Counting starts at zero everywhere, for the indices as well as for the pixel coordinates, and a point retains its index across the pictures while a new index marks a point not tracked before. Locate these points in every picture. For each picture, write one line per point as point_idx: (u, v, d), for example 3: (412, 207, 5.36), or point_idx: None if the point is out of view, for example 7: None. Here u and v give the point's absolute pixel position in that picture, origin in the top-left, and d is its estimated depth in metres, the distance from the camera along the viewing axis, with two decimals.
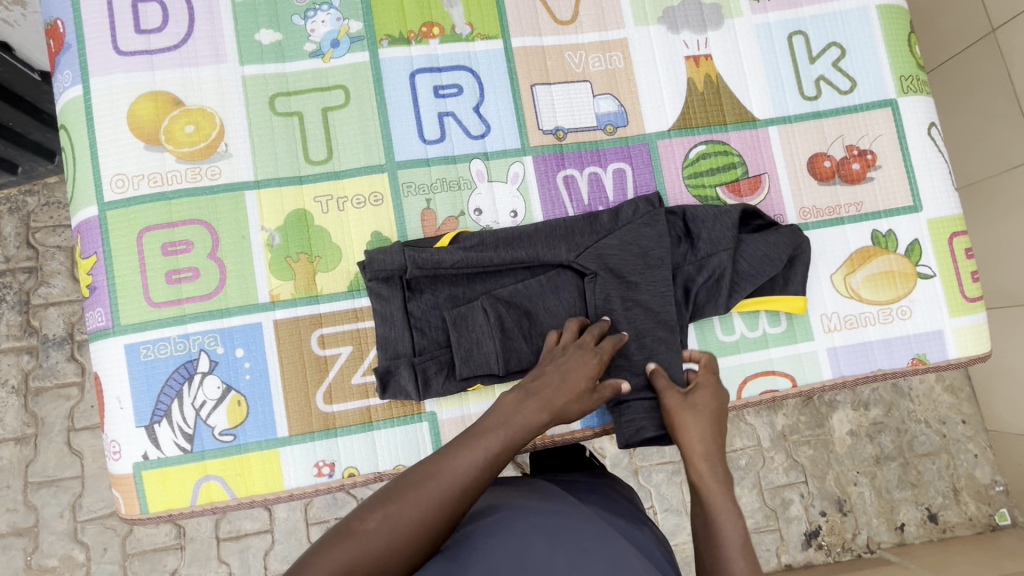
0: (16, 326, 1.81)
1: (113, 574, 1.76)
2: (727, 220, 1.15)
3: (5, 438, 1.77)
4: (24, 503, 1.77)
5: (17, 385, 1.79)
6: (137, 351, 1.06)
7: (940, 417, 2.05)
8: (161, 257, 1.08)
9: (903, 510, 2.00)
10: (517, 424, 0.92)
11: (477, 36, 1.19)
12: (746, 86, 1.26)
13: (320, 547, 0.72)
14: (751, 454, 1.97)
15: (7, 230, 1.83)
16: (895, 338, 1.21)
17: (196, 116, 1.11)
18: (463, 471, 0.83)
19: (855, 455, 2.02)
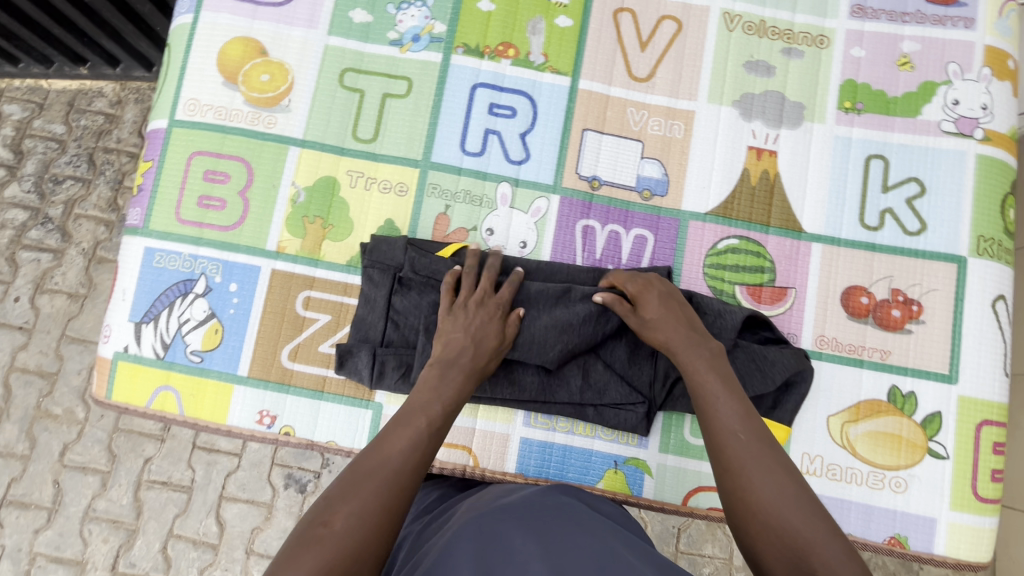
0: (104, 200, 2.01)
1: (100, 441, 1.89)
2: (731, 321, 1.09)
3: (61, 290, 1.97)
4: (54, 351, 1.94)
5: (87, 249, 1.99)
6: (152, 256, 1.17)
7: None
8: (200, 181, 1.17)
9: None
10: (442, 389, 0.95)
11: (547, 68, 1.21)
12: (804, 194, 1.19)
13: (288, 561, 0.69)
14: (718, 565, 1.82)
15: (127, 116, 2.07)
16: (879, 506, 1.09)
17: (273, 68, 1.20)
18: (404, 451, 0.84)
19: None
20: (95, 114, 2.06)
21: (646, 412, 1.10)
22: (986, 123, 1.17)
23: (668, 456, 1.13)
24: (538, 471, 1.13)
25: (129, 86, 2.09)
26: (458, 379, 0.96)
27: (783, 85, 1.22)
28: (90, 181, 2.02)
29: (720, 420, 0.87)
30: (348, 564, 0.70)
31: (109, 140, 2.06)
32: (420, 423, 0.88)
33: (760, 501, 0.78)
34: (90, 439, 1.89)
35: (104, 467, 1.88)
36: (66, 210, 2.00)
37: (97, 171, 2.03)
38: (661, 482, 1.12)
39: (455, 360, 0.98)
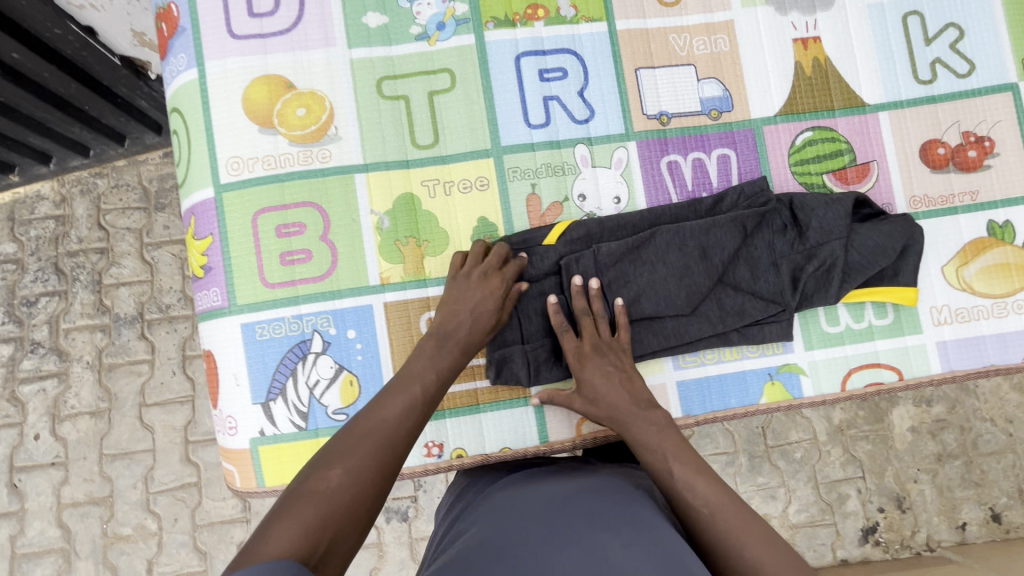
0: (89, 304, 1.85)
1: (185, 544, 1.78)
2: (838, 208, 1.12)
3: (81, 412, 1.81)
4: (99, 474, 1.79)
5: (91, 361, 1.83)
6: (253, 330, 1.10)
7: (1007, 416, 2.14)
8: (276, 239, 1.11)
9: (965, 509, 2.10)
10: (442, 361, 0.98)
11: (581, 19, 1.18)
12: (856, 69, 1.22)
13: (282, 513, 0.73)
14: (806, 447, 2.09)
15: (79, 212, 1.88)
16: (1010, 332, 1.17)
17: (307, 100, 1.12)
18: (405, 417, 0.89)
19: (916, 452, 2.12)
20: (43, 221, 1.88)
21: (787, 318, 1.13)
22: None
23: (815, 353, 1.17)
24: (703, 408, 1.15)
25: (68, 179, 1.88)
26: (452, 347, 1.00)
27: None
28: (66, 291, 1.85)
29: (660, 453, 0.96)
30: (343, 513, 0.75)
31: (69, 243, 1.87)
32: (418, 392, 0.93)
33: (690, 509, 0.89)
34: (173, 546, 1.78)
35: (197, 567, 1.77)
36: (52, 329, 1.84)
37: (69, 279, 1.85)
38: (816, 377, 1.17)
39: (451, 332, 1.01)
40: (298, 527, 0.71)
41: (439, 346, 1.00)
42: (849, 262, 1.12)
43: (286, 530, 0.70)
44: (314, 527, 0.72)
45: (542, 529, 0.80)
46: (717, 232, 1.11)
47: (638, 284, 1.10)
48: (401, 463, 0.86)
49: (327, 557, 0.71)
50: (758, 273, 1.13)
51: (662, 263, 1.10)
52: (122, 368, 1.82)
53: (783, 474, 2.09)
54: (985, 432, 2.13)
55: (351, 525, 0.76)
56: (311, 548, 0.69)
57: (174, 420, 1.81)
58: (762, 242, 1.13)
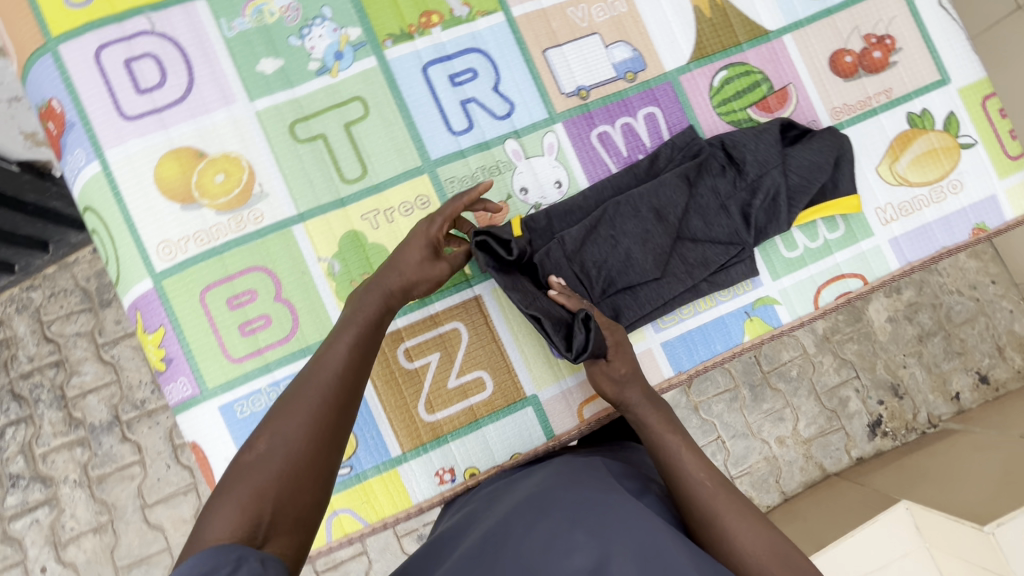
0: (59, 422, 1.75)
1: None
2: (768, 140, 1.13)
3: (82, 532, 1.72)
4: None
5: (78, 478, 1.74)
6: (233, 410, 1.06)
7: (970, 283, 2.19)
8: (229, 312, 1.06)
9: (956, 380, 2.15)
10: (370, 306, 0.94)
11: (477, 14, 1.16)
12: (751, 0, 1.24)
13: (218, 496, 0.73)
14: (799, 362, 2.11)
15: (22, 330, 1.78)
16: (951, 213, 1.22)
17: (223, 164, 1.08)
18: (333, 372, 0.85)
19: (899, 338, 2.16)
20: None
21: (748, 255, 1.15)
22: None
23: (783, 281, 1.20)
24: (692, 361, 1.18)
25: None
26: (378, 298, 0.95)
27: None
28: (31, 414, 1.75)
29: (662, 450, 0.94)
30: (280, 481, 0.75)
31: (19, 364, 1.77)
32: (344, 344, 0.89)
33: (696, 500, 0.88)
34: None
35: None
36: (28, 457, 1.74)
37: (31, 402, 1.75)
38: (789, 303, 1.20)
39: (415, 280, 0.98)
40: (238, 504, 0.72)
41: (366, 292, 0.96)
42: (791, 185, 1.13)
43: (226, 510, 0.71)
44: (250, 503, 0.72)
45: (517, 535, 0.78)
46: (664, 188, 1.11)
47: (605, 261, 1.10)
48: (341, 419, 0.82)
49: (275, 526, 0.72)
50: (711, 219, 1.13)
51: (621, 235, 1.10)
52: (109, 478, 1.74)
53: (784, 395, 2.11)
54: (954, 304, 2.19)
55: (297, 487, 0.75)
56: (250, 525, 0.70)
57: (181, 512, 1.73)
58: (706, 188, 1.13)
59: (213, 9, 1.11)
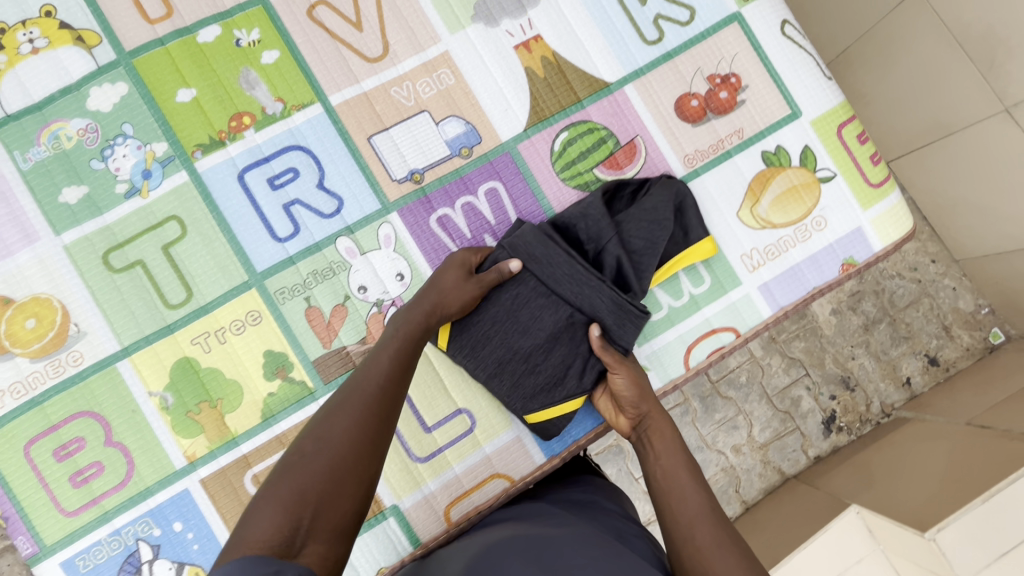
0: None
1: None
2: (595, 208, 1.09)
3: None
4: None
5: None
6: (75, 565, 1.01)
7: (910, 264, 1.90)
8: (58, 464, 1.01)
9: (905, 365, 1.87)
10: (410, 323, 0.95)
11: (292, 109, 1.10)
12: (586, 53, 1.18)
13: (260, 498, 0.72)
14: (747, 367, 1.82)
15: None
16: (819, 251, 1.18)
17: (33, 308, 1.02)
18: (382, 373, 0.88)
19: (844, 331, 1.87)
20: None
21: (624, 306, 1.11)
22: None
23: (649, 345, 1.15)
24: (563, 443, 1.12)
25: None
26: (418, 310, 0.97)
27: None
28: None
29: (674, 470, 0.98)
30: (323, 481, 0.73)
31: None
32: (387, 356, 0.90)
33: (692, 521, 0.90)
34: None
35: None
36: None
37: None
38: (659, 367, 1.15)
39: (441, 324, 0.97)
40: (275, 511, 0.70)
41: (416, 305, 0.98)
42: (635, 250, 1.08)
43: (267, 515, 0.69)
44: (292, 504, 0.71)
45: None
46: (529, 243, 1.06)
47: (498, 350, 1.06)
48: (392, 418, 0.84)
49: (313, 530, 0.70)
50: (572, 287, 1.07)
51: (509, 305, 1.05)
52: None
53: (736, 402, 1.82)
54: (897, 286, 1.90)
55: (337, 491, 0.74)
56: (291, 526, 0.68)
57: None
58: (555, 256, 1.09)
59: (5, 141, 1.04)
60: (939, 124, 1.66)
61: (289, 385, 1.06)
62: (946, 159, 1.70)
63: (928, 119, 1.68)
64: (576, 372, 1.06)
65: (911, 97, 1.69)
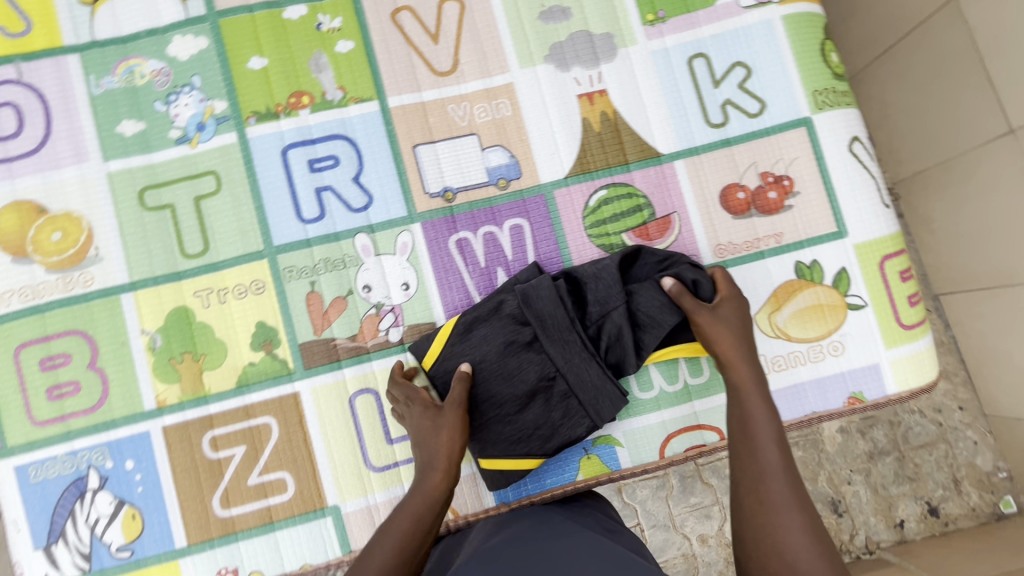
0: None
1: None
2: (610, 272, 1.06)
3: None
4: None
5: None
6: (27, 473, 1.04)
7: (935, 405, 1.81)
8: (41, 373, 1.05)
9: (902, 506, 1.77)
10: (428, 496, 0.92)
11: (350, 101, 1.13)
12: (647, 118, 1.17)
13: None
14: None
15: None
16: (828, 376, 1.13)
17: (62, 222, 1.07)
18: (389, 550, 0.86)
19: (847, 453, 1.78)
20: None
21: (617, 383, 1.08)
22: None
23: (629, 421, 1.12)
24: (518, 493, 1.10)
25: None
26: (433, 479, 0.93)
27: (584, 22, 1.18)
28: None
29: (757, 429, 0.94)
30: None
31: None
32: (396, 534, 0.88)
33: (760, 474, 0.90)
34: None
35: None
36: None
37: None
38: (631, 446, 1.12)
39: (432, 462, 0.94)
40: None
41: (424, 462, 0.95)
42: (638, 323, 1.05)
43: None
44: None
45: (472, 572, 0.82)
46: (541, 298, 1.03)
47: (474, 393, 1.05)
48: None
49: None
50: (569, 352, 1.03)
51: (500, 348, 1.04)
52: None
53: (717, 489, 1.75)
54: (914, 424, 1.80)
55: None
56: None
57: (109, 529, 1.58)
58: None
59: (84, 64, 1.10)
60: (1004, 271, 1.57)
61: (271, 361, 1.08)
62: (998, 309, 1.62)
63: (990, 264, 1.60)
64: (543, 435, 1.05)
65: (983, 236, 1.59)
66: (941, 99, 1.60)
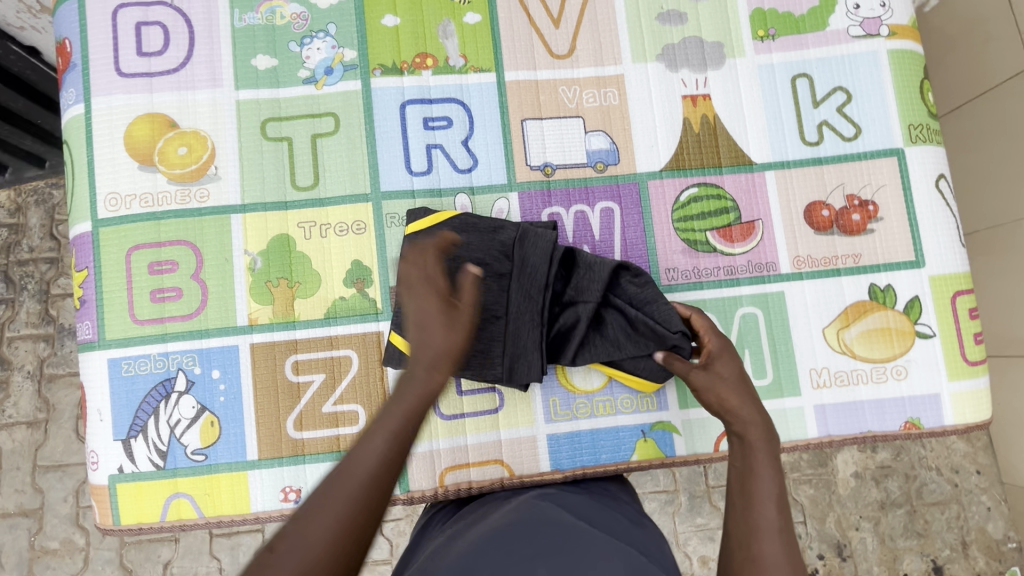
0: (35, 313, 1.78)
1: (110, 561, 1.73)
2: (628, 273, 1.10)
3: (18, 422, 1.75)
4: (31, 485, 1.75)
5: (32, 371, 1.77)
6: (119, 366, 1.09)
7: (953, 465, 1.82)
8: (148, 275, 1.11)
9: (906, 561, 1.78)
10: (397, 408, 0.82)
11: (470, 69, 1.19)
12: (744, 128, 1.23)
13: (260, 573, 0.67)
14: None
15: (32, 222, 1.81)
16: (888, 399, 1.16)
17: (189, 139, 1.13)
18: (379, 455, 0.78)
19: (859, 498, 1.79)
20: None
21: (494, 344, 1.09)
22: (888, 19, 1.23)
23: (689, 411, 1.15)
24: (573, 463, 1.13)
25: (24, 188, 1.82)
26: (429, 377, 0.84)
27: (698, 29, 1.24)
28: (13, 299, 1.78)
29: (759, 489, 0.86)
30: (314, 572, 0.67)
31: (20, 251, 1.80)
32: (388, 432, 0.80)
33: (751, 529, 0.82)
34: (98, 563, 1.73)
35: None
36: None
37: (15, 287, 1.78)
38: (688, 436, 1.15)
39: (418, 351, 0.86)
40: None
41: (413, 369, 0.86)
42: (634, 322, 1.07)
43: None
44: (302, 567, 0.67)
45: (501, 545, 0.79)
46: (540, 246, 1.07)
47: None
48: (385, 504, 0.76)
49: None
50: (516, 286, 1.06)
51: (525, 279, 1.06)
52: (11, 384, 1.76)
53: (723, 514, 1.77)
54: (930, 481, 1.81)
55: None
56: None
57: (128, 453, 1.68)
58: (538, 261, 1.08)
59: None
60: None
61: (361, 298, 1.13)
62: None
63: None
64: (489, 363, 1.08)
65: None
66: (1009, 164, 1.61)
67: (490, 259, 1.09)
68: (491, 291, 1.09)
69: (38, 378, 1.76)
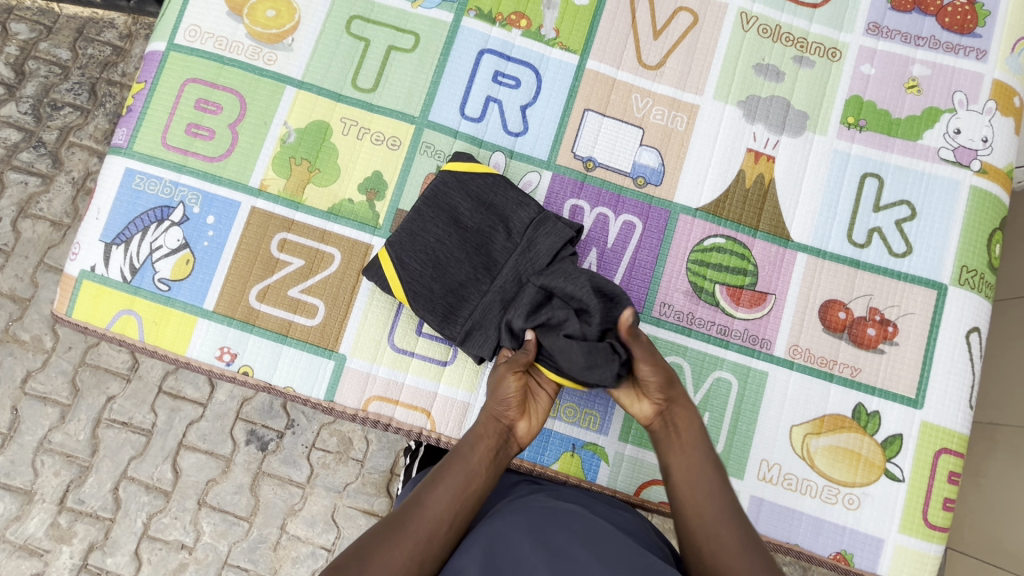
0: (101, 131, 1.84)
1: (65, 373, 1.71)
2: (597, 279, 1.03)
3: (44, 216, 1.78)
4: (29, 277, 1.75)
5: (77, 178, 1.81)
6: (132, 178, 1.14)
7: None
8: (191, 109, 1.16)
9: None
10: (477, 456, 0.94)
11: (557, 44, 1.20)
12: (795, 203, 1.19)
13: None
14: None
15: (135, 51, 1.89)
16: (829, 522, 1.09)
17: (280, 5, 1.18)
18: (437, 517, 0.86)
19: None
20: (103, 45, 1.89)
21: (464, 302, 1.08)
22: (984, 155, 1.18)
23: (626, 446, 1.12)
24: None
25: (142, 21, 1.91)
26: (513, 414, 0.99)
27: (790, 92, 1.21)
28: (89, 111, 1.84)
29: (701, 482, 0.94)
30: None
31: (113, 73, 1.88)
32: (446, 490, 0.89)
33: (716, 519, 0.90)
34: (54, 371, 1.72)
35: (64, 400, 1.70)
36: (61, 137, 1.82)
37: (96, 102, 1.85)
38: (614, 469, 1.11)
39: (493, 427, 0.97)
40: None
41: (487, 432, 0.96)
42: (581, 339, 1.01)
43: None
44: None
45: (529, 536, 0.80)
46: (551, 237, 1.07)
47: (455, 253, 1.09)
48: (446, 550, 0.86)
49: None
50: (516, 265, 1.08)
51: (526, 261, 1.08)
52: (53, 182, 1.80)
53: None
54: None
55: None
56: None
57: None
58: (542, 252, 1.08)
59: None
60: None
61: (367, 208, 1.14)
62: None
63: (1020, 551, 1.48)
64: (448, 318, 1.07)
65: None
66: None
67: (501, 229, 1.10)
68: (488, 257, 1.10)
69: (79, 186, 1.79)
